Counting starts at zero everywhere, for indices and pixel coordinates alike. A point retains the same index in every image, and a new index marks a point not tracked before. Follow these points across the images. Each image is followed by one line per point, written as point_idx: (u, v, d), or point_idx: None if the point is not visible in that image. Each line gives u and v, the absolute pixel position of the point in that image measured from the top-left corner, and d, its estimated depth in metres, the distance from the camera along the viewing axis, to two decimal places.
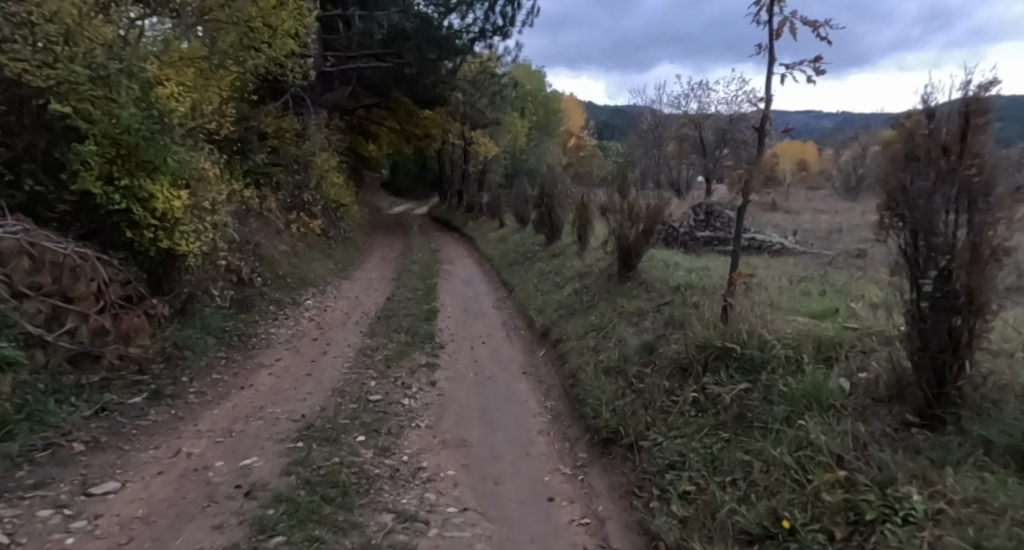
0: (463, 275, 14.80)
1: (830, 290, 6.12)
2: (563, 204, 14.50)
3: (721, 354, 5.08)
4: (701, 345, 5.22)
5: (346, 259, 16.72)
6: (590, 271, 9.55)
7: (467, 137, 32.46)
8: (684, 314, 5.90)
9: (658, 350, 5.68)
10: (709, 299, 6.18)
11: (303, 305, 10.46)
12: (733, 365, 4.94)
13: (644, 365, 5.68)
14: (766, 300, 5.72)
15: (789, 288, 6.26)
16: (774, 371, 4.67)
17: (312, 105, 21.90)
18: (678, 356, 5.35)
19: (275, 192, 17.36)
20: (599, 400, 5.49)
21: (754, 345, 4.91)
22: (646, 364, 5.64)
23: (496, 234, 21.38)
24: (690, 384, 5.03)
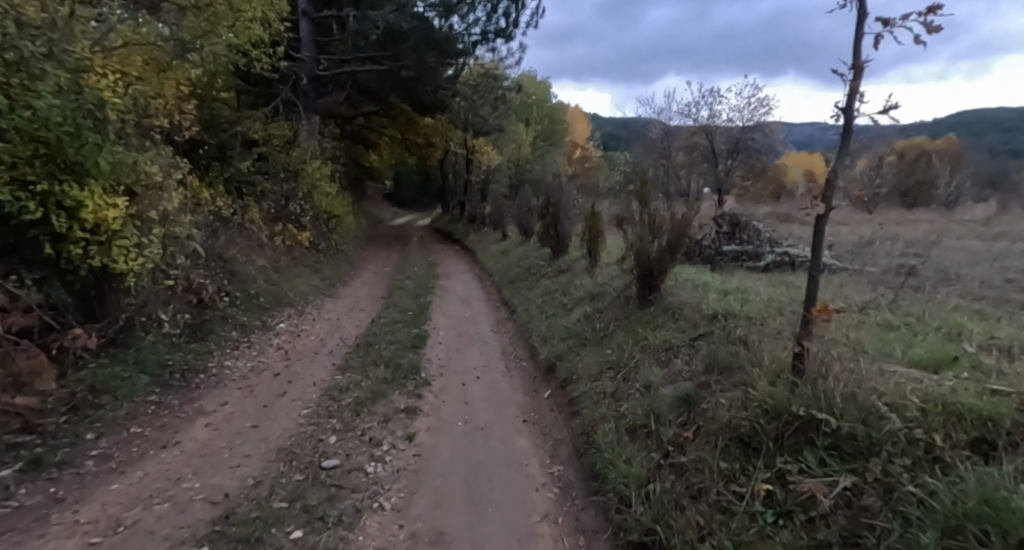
0: (460, 292, 13.55)
1: (915, 328, 4.80)
2: (569, 215, 13.22)
3: (804, 429, 3.78)
4: (773, 415, 3.93)
5: (335, 274, 15.51)
6: (604, 292, 8.25)
7: (470, 146, 31.34)
8: (737, 361, 4.60)
9: (703, 409, 4.39)
10: (762, 335, 4.87)
11: (273, 329, 9.21)
12: (824, 447, 3.65)
13: (681, 429, 4.42)
14: (847, 347, 4.41)
15: (863, 325, 4.95)
16: (891, 460, 3.37)
17: (304, 111, 20.79)
18: (736, 425, 4.07)
19: (259, 203, 16.19)
20: (627, 480, 4.21)
21: (855, 418, 3.61)
22: (684, 429, 4.38)
23: (498, 246, 20.13)
24: (763, 471, 3.74)
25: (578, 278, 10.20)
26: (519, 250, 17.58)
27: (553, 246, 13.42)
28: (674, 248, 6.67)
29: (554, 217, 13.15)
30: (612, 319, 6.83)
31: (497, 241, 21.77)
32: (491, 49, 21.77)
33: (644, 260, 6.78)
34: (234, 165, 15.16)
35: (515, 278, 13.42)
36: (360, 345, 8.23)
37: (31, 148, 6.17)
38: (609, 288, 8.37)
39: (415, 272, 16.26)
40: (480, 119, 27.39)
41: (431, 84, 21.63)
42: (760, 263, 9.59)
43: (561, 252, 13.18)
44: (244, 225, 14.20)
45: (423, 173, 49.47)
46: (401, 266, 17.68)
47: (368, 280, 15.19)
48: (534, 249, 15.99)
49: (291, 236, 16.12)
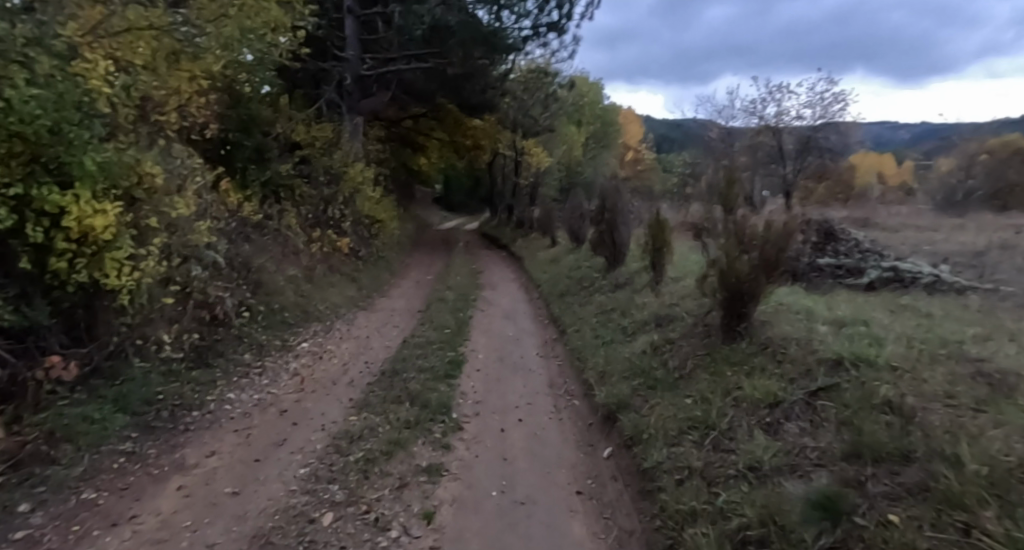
0: (505, 306, 12.36)
1: None
2: (628, 221, 11.88)
3: None
4: None
5: (373, 284, 14.59)
6: (675, 317, 6.94)
7: (519, 148, 30.27)
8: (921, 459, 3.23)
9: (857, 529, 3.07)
10: (939, 416, 3.49)
11: (294, 350, 8.20)
12: None
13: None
14: None
15: None
16: None
17: (348, 112, 20.05)
18: None
19: (297, 207, 15.41)
20: None
21: None
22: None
23: (548, 254, 18.90)
24: None
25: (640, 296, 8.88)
26: (570, 258, 16.31)
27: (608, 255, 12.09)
28: (770, 267, 5.30)
29: (610, 223, 11.82)
30: (687, 354, 5.52)
31: (547, 247, 20.54)
32: (543, 45, 20.55)
33: (731, 282, 5.43)
34: (271, 168, 14.40)
35: (566, 291, 12.15)
36: (388, 373, 7.14)
37: (7, 147, 5.03)
38: (680, 312, 7.05)
39: (458, 281, 15.19)
40: (531, 119, 26.22)
41: (479, 83, 20.57)
42: (861, 280, 8.13)
43: (617, 261, 11.83)
44: (278, 232, 13.40)
45: (473, 176, 48.71)
46: (444, 275, 16.68)
47: (408, 291, 14.19)
48: (587, 257, 14.70)
49: (328, 242, 15.29)
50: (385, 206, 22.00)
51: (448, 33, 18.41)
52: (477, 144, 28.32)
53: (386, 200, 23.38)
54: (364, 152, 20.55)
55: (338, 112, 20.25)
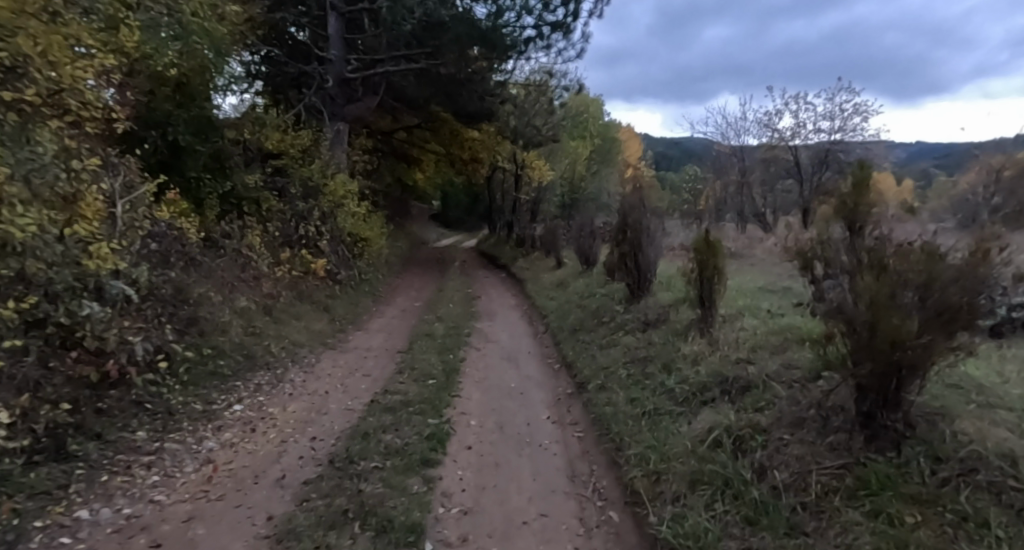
0: (506, 344, 10.29)
1: None
2: (654, 240, 9.76)
3: None
4: None
5: (351, 314, 12.56)
6: (752, 387, 4.91)
7: (520, 160, 28.39)
8: None
9: None
10: None
11: (218, 418, 5.99)
12: None
13: None
14: None
15: None
16: None
17: (329, 118, 18.18)
18: None
19: (264, 224, 13.35)
20: None
21: None
22: None
23: (551, 277, 16.85)
24: None
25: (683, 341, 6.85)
26: (578, 282, 14.28)
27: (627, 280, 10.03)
28: (950, 324, 3.49)
29: (631, 243, 9.74)
30: (813, 474, 3.81)
31: (549, 270, 18.50)
32: (546, 48, 18.66)
33: (881, 351, 3.66)
34: (230, 178, 12.35)
35: (579, 324, 10.08)
36: (340, 463, 5.05)
37: None
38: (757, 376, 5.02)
39: (450, 309, 13.15)
40: (533, 130, 24.29)
41: (476, 88, 18.66)
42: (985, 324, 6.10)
43: (638, 289, 9.77)
44: (234, 256, 11.34)
45: (470, 191, 46.77)
46: (434, 301, 14.67)
47: (392, 323, 12.15)
48: (600, 283, 12.69)
49: (299, 266, 13.26)
50: (372, 223, 19.99)
51: (440, 29, 16.50)
52: (473, 158, 26.39)
53: (374, 216, 21.37)
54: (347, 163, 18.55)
55: (318, 118, 18.52)
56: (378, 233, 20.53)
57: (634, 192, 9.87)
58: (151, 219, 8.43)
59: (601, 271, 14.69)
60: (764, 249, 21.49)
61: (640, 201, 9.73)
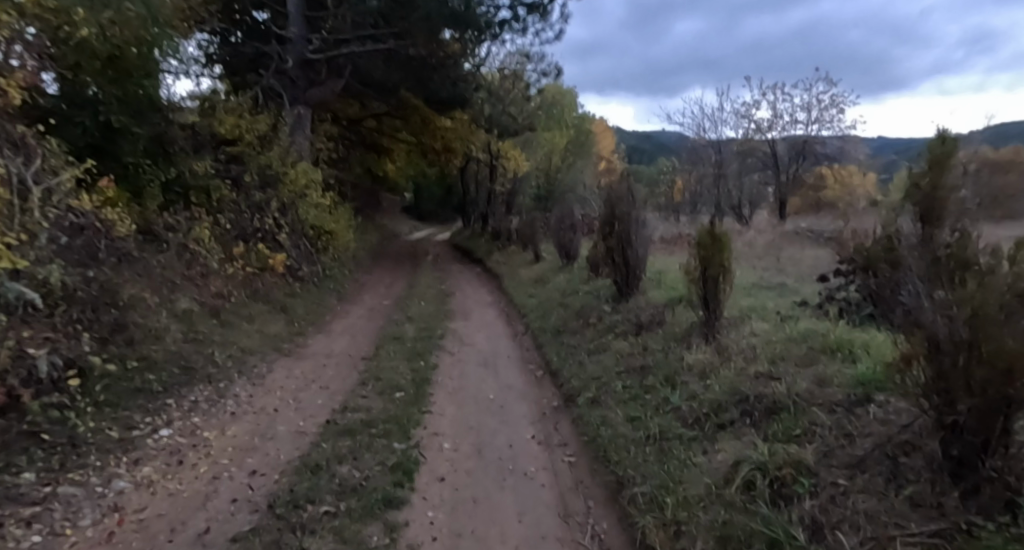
0: (480, 348, 9.45)
1: None
2: (643, 233, 8.94)
3: None
4: None
5: (312, 314, 11.60)
6: (790, 417, 4.12)
7: (494, 150, 27.45)
8: None
9: None
10: None
11: (135, 446, 5.04)
12: None
13: None
14: None
15: None
16: None
17: (289, 102, 17.02)
18: None
19: (216, 216, 12.26)
20: None
21: None
22: None
23: (528, 272, 15.99)
24: None
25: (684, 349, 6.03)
26: (558, 278, 13.45)
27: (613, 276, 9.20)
28: None
29: (617, 236, 8.91)
30: (896, 543, 2.95)
31: (526, 264, 17.63)
32: (521, 30, 17.73)
33: (987, 381, 2.92)
34: (172, 167, 11.33)
35: (561, 326, 9.24)
36: (281, 508, 4.10)
37: None
38: (792, 400, 4.25)
39: (419, 308, 12.23)
40: (507, 118, 23.34)
41: (448, 73, 17.66)
42: None
43: (626, 285, 8.93)
44: (176, 251, 10.50)
45: (444, 183, 45.75)
46: (403, 299, 13.74)
47: (357, 323, 11.21)
48: (581, 279, 11.87)
49: (254, 262, 12.30)
50: (338, 216, 18.92)
51: (408, 7, 15.45)
52: (446, 148, 25.41)
53: (341, 209, 20.30)
54: (310, 151, 17.41)
55: (277, 103, 17.34)
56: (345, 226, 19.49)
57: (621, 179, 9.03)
58: (65, 210, 7.46)
59: (582, 266, 13.88)
60: (745, 243, 20.93)
61: (629, 190, 8.88)
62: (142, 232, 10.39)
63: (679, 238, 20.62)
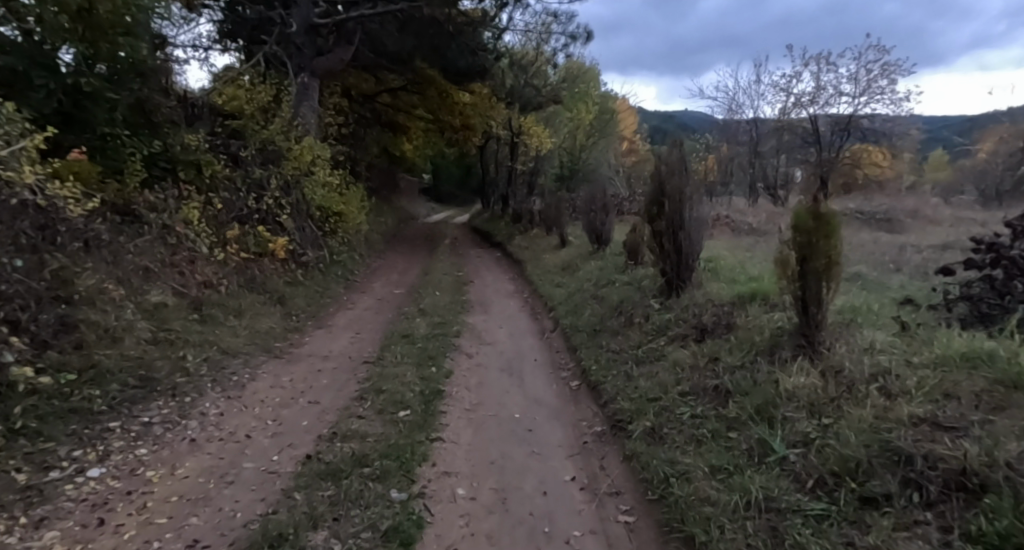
0: (502, 349, 8.16)
1: None
2: (698, 214, 7.51)
3: None
4: None
5: (313, 305, 10.42)
6: (998, 511, 2.86)
7: (516, 127, 25.93)
8: None
9: None
10: None
11: (50, 500, 3.77)
12: None
13: None
14: None
15: None
16: None
17: (294, 72, 15.72)
18: None
19: (208, 195, 11.04)
20: None
21: None
22: None
23: (554, 258, 14.59)
24: None
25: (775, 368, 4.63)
26: (588, 266, 12.06)
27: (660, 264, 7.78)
28: None
29: (667, 216, 7.46)
30: None
31: (551, 249, 16.23)
32: None
33: None
34: (156, 139, 10.10)
35: (599, 324, 7.88)
36: None
37: None
38: (997, 474, 3.00)
39: (433, 299, 10.97)
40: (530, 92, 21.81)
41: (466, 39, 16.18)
42: None
43: (676, 276, 7.51)
44: (158, 235, 9.31)
45: (462, 163, 44.38)
46: (416, 287, 12.51)
47: (363, 317, 9.98)
48: (618, 267, 10.46)
49: (250, 246, 11.15)
50: (348, 196, 17.65)
51: None
52: (465, 125, 24.00)
53: (352, 189, 19.03)
54: (317, 125, 16.15)
55: (281, 74, 16.07)
56: (356, 208, 18.24)
57: (671, 148, 7.58)
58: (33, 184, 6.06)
59: (616, 251, 12.45)
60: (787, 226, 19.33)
61: (682, 161, 7.43)
62: (120, 212, 9.17)
63: (716, 221, 19.07)
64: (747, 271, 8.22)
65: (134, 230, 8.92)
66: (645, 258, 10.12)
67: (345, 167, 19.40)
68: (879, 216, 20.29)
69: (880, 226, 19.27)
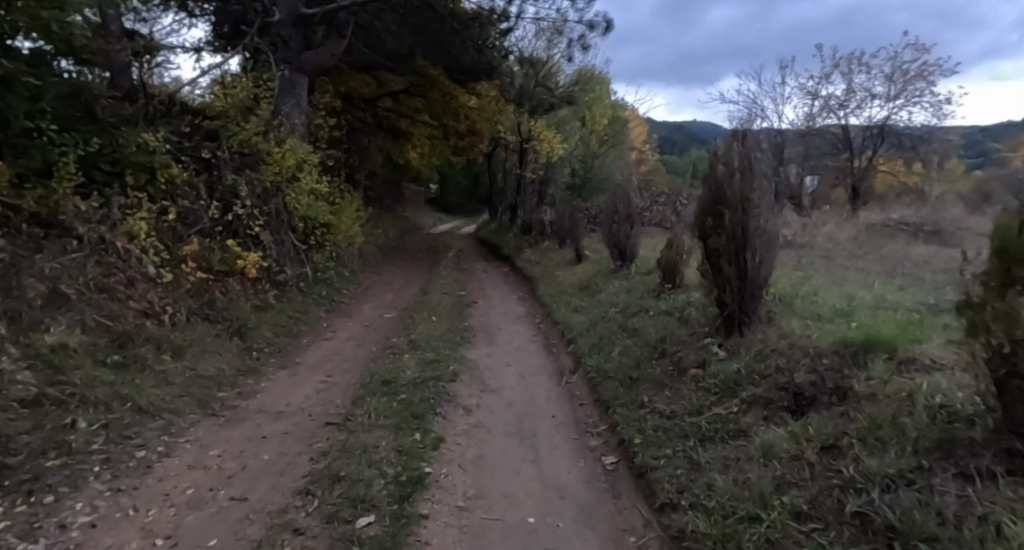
0: (508, 400, 6.42)
1: None
2: (770, 228, 5.72)
3: None
4: None
5: (284, 334, 8.75)
6: None
7: (525, 132, 24.31)
8: None
9: None
10: None
11: None
12: None
13: None
14: None
15: None
16: None
17: (278, 67, 14.18)
18: None
19: (165, 202, 9.34)
20: None
21: None
22: None
23: (570, 275, 12.84)
24: None
25: (980, 496, 2.79)
26: (610, 286, 10.33)
27: (715, 292, 6.03)
28: None
29: (726, 230, 5.71)
30: None
31: (565, 265, 14.47)
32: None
33: None
34: (98, 136, 8.43)
35: (637, 371, 6.13)
36: None
37: None
38: None
39: (426, 328, 9.26)
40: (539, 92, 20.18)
41: None
42: None
43: (740, 308, 5.74)
44: (92, 252, 7.59)
45: (470, 172, 42.78)
46: (408, 311, 10.83)
47: (341, 351, 8.27)
48: (651, 291, 8.72)
49: (216, 264, 9.50)
50: (338, 207, 16.01)
51: None
52: (471, 130, 22.37)
53: (344, 199, 17.38)
54: (304, 126, 14.51)
55: (267, 69, 14.51)
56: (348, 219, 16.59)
57: (728, 141, 5.88)
58: None
59: (643, 270, 10.70)
60: (824, 238, 17.54)
61: (744, 157, 5.76)
62: (44, 225, 7.50)
63: None
64: (822, 300, 6.46)
65: (59, 245, 7.26)
66: (683, 281, 8.39)
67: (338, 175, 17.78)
68: (925, 226, 18.40)
69: (928, 237, 17.42)
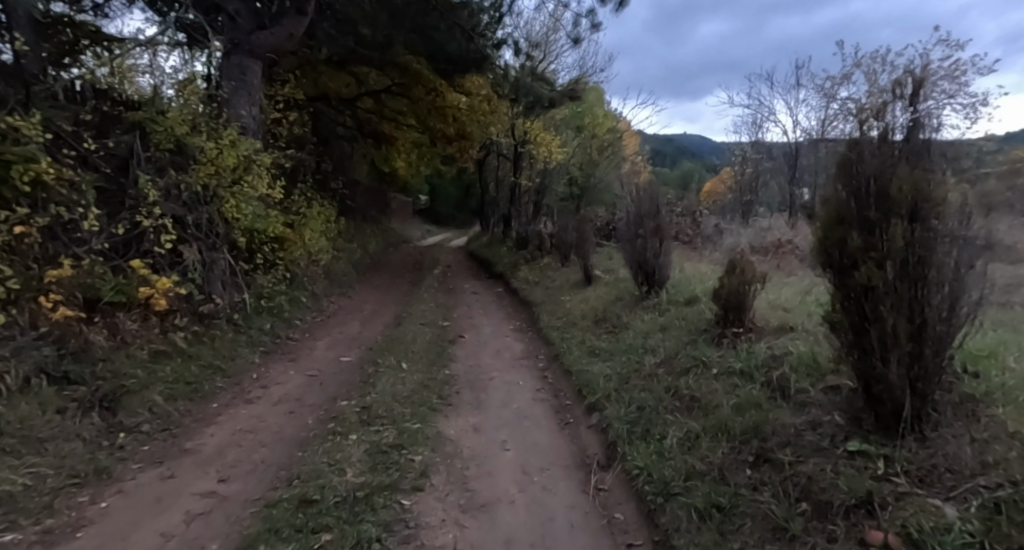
0: (508, 534, 3.94)
1: None
2: (961, 256, 3.32)
3: None
4: None
5: (186, 395, 6.14)
6: None
7: (519, 136, 21.97)
8: None
9: None
10: None
11: None
12: None
13: None
14: None
15: None
16: None
17: (224, 49, 11.75)
18: None
19: (37, 214, 6.69)
20: None
21: None
22: None
23: (578, 302, 10.34)
24: None
25: None
26: (637, 323, 7.86)
27: (851, 358, 3.64)
28: None
29: (886, 262, 3.32)
30: None
31: (570, 288, 11.96)
32: None
33: None
34: None
35: (726, 492, 3.70)
36: None
37: None
38: None
39: (390, 384, 6.75)
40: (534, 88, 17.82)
41: None
42: None
43: (912, 390, 3.39)
44: None
45: (461, 182, 40.33)
46: (372, 353, 8.33)
47: (263, 424, 5.75)
48: (701, 335, 6.28)
49: (104, 295, 6.87)
50: (296, 221, 13.49)
51: None
52: (460, 134, 19.99)
53: (306, 213, 14.89)
54: (257, 123, 12.08)
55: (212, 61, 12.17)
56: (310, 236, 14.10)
57: (878, 108, 3.49)
58: None
59: (678, 299, 8.23)
60: None
61: (909, 135, 3.40)
62: None
63: (779, 247, 14.81)
64: (1006, 366, 4.04)
65: None
66: (750, 321, 5.97)
67: (300, 184, 15.28)
68: None
69: None
